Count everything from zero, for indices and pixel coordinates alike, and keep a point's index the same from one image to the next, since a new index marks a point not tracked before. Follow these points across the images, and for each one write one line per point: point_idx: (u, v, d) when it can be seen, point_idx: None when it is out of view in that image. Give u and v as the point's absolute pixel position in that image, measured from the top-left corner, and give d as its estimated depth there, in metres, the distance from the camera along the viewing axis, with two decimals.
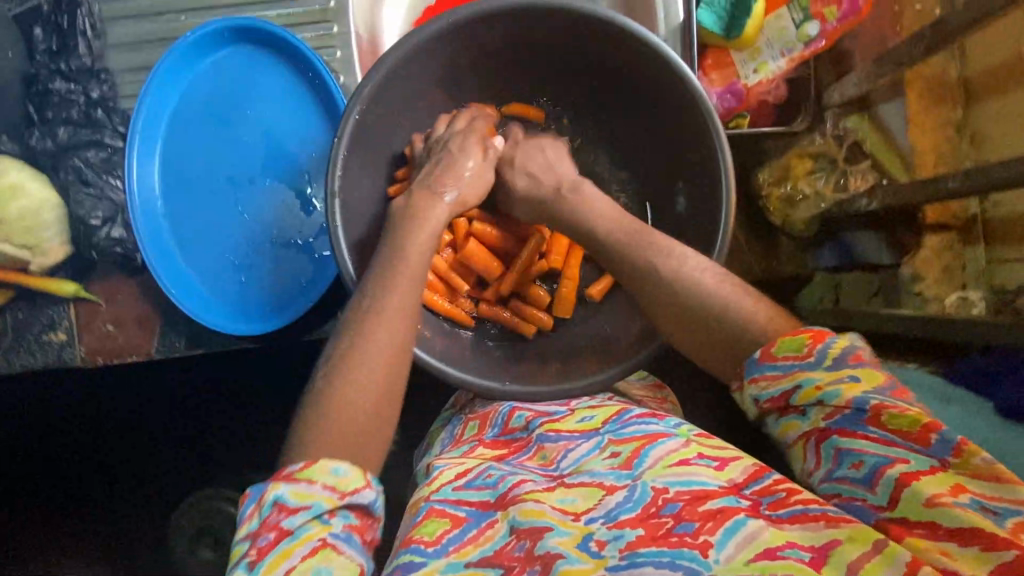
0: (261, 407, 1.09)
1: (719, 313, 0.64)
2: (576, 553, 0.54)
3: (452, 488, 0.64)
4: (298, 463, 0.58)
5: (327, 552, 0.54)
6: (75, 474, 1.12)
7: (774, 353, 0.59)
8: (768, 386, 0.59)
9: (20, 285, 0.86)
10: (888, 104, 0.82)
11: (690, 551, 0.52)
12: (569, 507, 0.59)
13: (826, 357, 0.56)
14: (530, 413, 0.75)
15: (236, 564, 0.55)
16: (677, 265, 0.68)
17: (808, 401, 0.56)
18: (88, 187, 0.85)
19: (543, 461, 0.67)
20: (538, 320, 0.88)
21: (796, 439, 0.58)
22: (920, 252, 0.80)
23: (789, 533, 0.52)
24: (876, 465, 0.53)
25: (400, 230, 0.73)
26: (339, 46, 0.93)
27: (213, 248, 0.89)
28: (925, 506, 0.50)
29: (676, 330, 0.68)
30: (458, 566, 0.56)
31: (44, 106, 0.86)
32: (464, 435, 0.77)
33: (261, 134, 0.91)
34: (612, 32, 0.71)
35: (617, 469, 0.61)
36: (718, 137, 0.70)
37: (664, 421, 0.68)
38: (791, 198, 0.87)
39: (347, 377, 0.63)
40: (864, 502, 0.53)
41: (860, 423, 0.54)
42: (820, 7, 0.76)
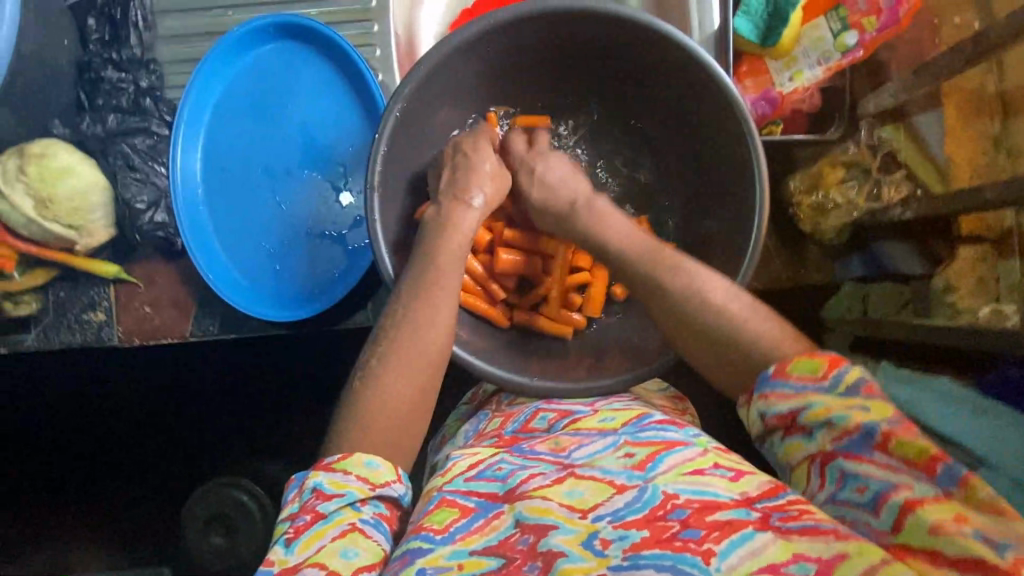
0: (281, 393, 1.11)
1: (737, 337, 0.65)
2: (580, 551, 0.55)
3: (463, 479, 0.65)
4: (335, 454, 0.62)
5: (357, 536, 0.58)
6: (98, 451, 1.15)
7: (788, 372, 0.59)
8: (776, 403, 0.58)
9: (64, 265, 0.89)
10: (924, 115, 0.83)
11: (693, 557, 0.53)
12: (577, 503, 0.59)
13: (839, 383, 0.56)
14: (554, 414, 0.74)
15: (275, 540, 0.58)
16: (694, 289, 0.68)
17: (816, 420, 0.56)
18: (135, 172, 0.88)
19: (555, 447, 0.68)
20: (571, 321, 0.88)
21: (801, 460, 0.59)
22: (954, 263, 0.81)
23: (797, 545, 0.53)
24: (880, 491, 0.53)
25: (434, 239, 0.74)
26: (378, 44, 0.95)
27: (249, 237, 0.92)
28: (927, 535, 0.50)
29: (688, 344, 0.69)
30: (462, 554, 0.57)
31: (95, 93, 0.89)
32: (487, 429, 0.75)
33: (299, 127, 0.93)
34: (650, 36, 0.72)
35: (629, 469, 0.61)
36: (753, 143, 0.71)
37: (684, 429, 0.67)
38: (822, 206, 0.86)
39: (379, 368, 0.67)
40: (868, 525, 0.54)
41: (867, 448, 0.54)
42: (858, 18, 0.77)
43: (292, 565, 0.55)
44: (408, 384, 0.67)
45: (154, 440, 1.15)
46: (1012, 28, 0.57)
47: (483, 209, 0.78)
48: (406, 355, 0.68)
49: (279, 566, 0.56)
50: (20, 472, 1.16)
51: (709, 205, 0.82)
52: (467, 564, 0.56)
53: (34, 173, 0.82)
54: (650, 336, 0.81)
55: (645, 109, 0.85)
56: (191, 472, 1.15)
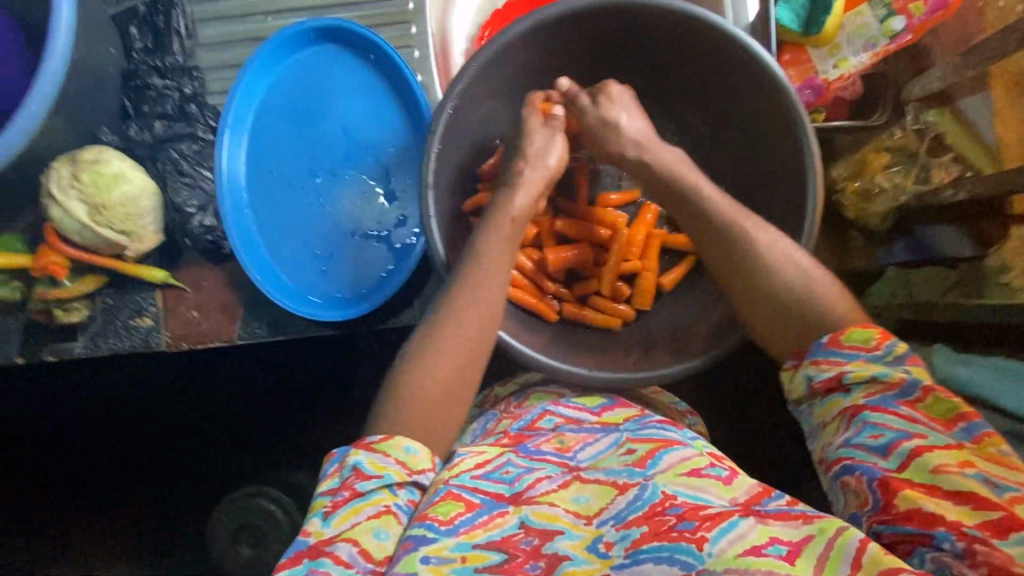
0: (315, 401, 1.10)
1: (800, 305, 0.64)
2: (584, 554, 0.56)
3: (470, 476, 0.62)
4: (376, 435, 0.63)
5: (390, 518, 0.58)
6: (134, 464, 1.14)
7: (842, 340, 0.59)
8: (826, 368, 0.59)
9: (113, 271, 0.90)
10: (971, 97, 0.81)
11: (688, 545, 0.53)
12: (583, 509, 0.60)
13: (890, 352, 0.57)
14: (561, 419, 0.73)
15: (311, 512, 0.59)
16: (760, 255, 0.67)
17: (859, 381, 0.57)
18: (184, 177, 0.89)
19: (560, 447, 0.68)
20: (621, 313, 0.89)
21: (834, 417, 0.59)
22: (1007, 242, 0.79)
23: (773, 529, 0.54)
24: (894, 438, 0.54)
25: (487, 224, 0.75)
26: (417, 46, 0.96)
27: (295, 239, 0.93)
28: (929, 474, 0.52)
29: (752, 315, 0.68)
30: (465, 547, 0.56)
31: (141, 100, 0.90)
32: (495, 428, 0.75)
33: (341, 129, 0.94)
34: (699, 27, 0.73)
35: (630, 466, 0.63)
36: (805, 129, 0.72)
37: (682, 432, 0.69)
38: (868, 191, 0.88)
39: (437, 356, 0.67)
40: (875, 465, 0.54)
41: (894, 402, 0.56)
42: (905, 3, 0.78)
43: (327, 537, 0.56)
44: (468, 375, 0.69)
45: (190, 452, 1.13)
46: None
47: (534, 184, 0.77)
48: (466, 351, 0.69)
49: (315, 538, 0.56)
50: (52, 489, 1.14)
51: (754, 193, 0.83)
52: (469, 558, 0.55)
53: (88, 180, 0.83)
54: (701, 326, 0.82)
55: (688, 101, 0.86)
56: (227, 482, 1.14)
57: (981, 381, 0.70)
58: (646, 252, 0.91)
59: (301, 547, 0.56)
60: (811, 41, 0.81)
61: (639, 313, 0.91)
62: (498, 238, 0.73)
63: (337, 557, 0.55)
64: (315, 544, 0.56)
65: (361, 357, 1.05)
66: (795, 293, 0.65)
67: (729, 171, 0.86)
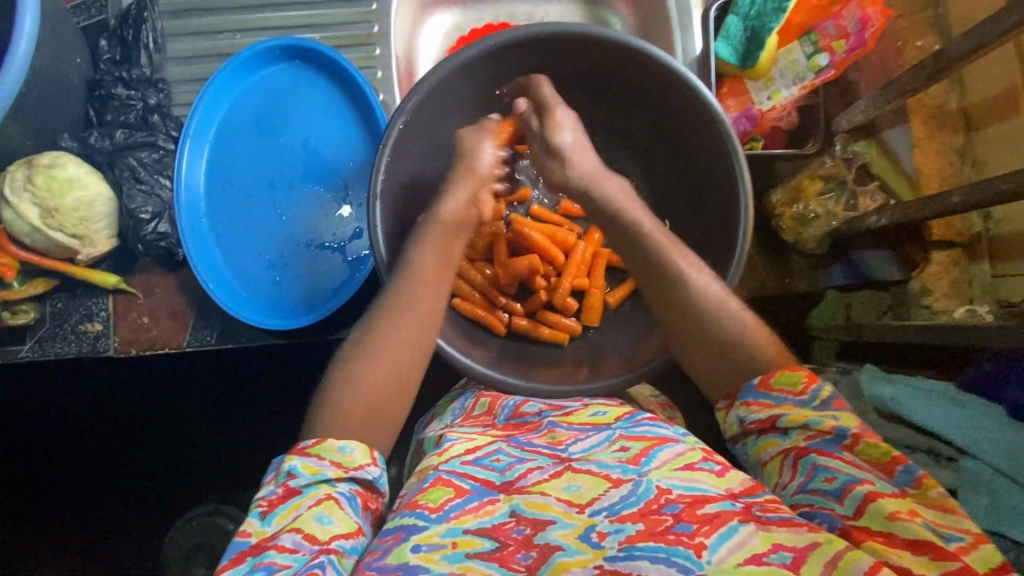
0: (263, 413, 1.08)
1: (724, 340, 0.66)
2: (576, 545, 0.53)
3: (460, 461, 0.63)
4: (310, 439, 0.62)
5: (331, 505, 0.57)
6: (71, 473, 1.11)
7: (771, 383, 0.62)
8: (757, 410, 0.61)
9: (65, 275, 0.91)
10: (893, 130, 0.91)
11: (685, 550, 0.51)
12: (575, 498, 0.57)
13: (816, 397, 0.60)
14: (546, 405, 0.75)
15: (250, 513, 0.58)
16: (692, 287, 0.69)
17: (793, 424, 0.59)
18: (141, 184, 0.91)
19: (552, 440, 0.67)
20: (568, 328, 0.91)
21: (775, 456, 0.60)
22: (929, 267, 0.87)
23: (776, 536, 0.51)
24: (847, 481, 0.54)
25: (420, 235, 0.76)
26: (380, 67, 0.99)
27: (251, 249, 0.94)
28: (885, 520, 0.51)
29: (673, 331, 0.71)
30: (456, 532, 0.55)
31: (105, 109, 0.92)
32: (474, 412, 0.77)
33: (303, 143, 0.96)
34: (641, 57, 0.77)
35: (624, 463, 0.60)
36: (737, 155, 0.75)
37: (674, 429, 0.67)
38: (803, 217, 0.92)
39: (370, 370, 0.66)
40: (833, 512, 0.54)
41: (837, 447, 0.57)
42: (830, 41, 0.84)
43: (269, 534, 0.56)
44: (404, 396, 0.67)
45: (132, 461, 1.10)
46: (968, 46, 0.63)
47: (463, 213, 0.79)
48: (393, 365, 0.68)
49: (255, 537, 0.56)
50: None
51: (697, 215, 0.85)
52: (461, 543, 0.54)
53: (42, 182, 0.84)
54: (643, 341, 0.83)
55: (636, 125, 0.89)
56: (177, 494, 1.11)
57: (907, 403, 0.72)
58: (592, 268, 0.94)
59: (242, 548, 0.55)
60: (748, 74, 0.86)
61: (587, 329, 0.93)
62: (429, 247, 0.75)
63: (281, 548, 0.54)
64: (257, 543, 0.55)
65: (311, 370, 1.04)
66: (725, 329, 0.67)
67: (674, 193, 0.89)
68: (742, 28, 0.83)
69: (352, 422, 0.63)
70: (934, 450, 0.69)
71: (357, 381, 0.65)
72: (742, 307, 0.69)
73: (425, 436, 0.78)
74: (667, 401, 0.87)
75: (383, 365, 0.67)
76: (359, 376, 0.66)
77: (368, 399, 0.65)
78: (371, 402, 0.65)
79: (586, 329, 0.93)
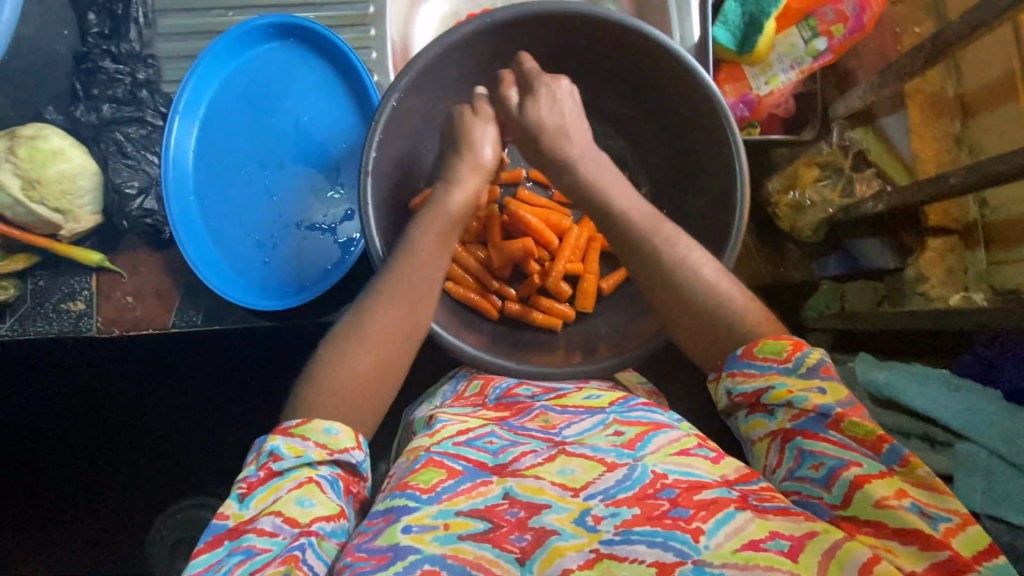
0: (248, 399, 1.06)
1: (719, 318, 0.64)
2: (571, 529, 0.52)
3: (452, 443, 0.62)
4: (294, 420, 0.60)
5: (313, 488, 0.55)
6: (47, 458, 1.08)
7: (755, 353, 0.60)
8: (742, 381, 0.60)
9: (47, 251, 0.89)
10: (891, 117, 0.91)
11: (682, 535, 0.50)
12: (569, 481, 0.56)
13: (801, 365, 0.58)
14: (539, 388, 0.74)
15: (229, 494, 0.56)
16: (687, 266, 0.67)
17: (778, 401, 0.57)
18: (127, 159, 0.89)
19: (545, 424, 0.65)
20: (561, 313, 0.89)
21: (763, 437, 0.59)
22: (924, 253, 0.88)
23: (773, 524, 0.50)
24: (834, 467, 0.53)
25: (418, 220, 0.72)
26: (375, 48, 0.97)
27: (238, 229, 0.92)
28: (873, 508, 0.51)
29: (653, 300, 0.70)
30: (448, 514, 0.54)
31: (91, 83, 0.90)
32: (466, 393, 0.75)
33: (294, 123, 0.94)
34: (639, 38, 0.76)
35: (619, 447, 0.59)
36: (733, 137, 0.75)
37: (668, 414, 0.66)
38: (799, 205, 0.92)
39: (356, 340, 0.64)
40: (820, 500, 0.53)
41: (822, 427, 0.55)
42: (827, 26, 0.84)
43: (247, 518, 0.53)
44: (391, 373, 0.66)
45: (111, 447, 1.08)
46: (966, 25, 0.62)
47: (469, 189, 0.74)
48: (384, 338, 0.65)
49: (233, 520, 0.54)
50: None
51: (692, 199, 0.84)
52: (452, 525, 0.53)
53: (24, 154, 0.83)
54: (637, 326, 0.82)
55: (633, 109, 0.89)
56: (163, 483, 1.09)
57: (903, 388, 0.71)
58: (586, 254, 0.93)
59: (219, 530, 0.53)
60: (745, 59, 0.85)
61: (582, 315, 0.92)
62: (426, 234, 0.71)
63: (260, 531, 0.52)
64: (235, 526, 0.53)
65: (299, 354, 1.02)
66: (717, 313, 0.65)
67: (669, 179, 0.89)
68: (741, 12, 0.84)
69: (339, 399, 0.62)
70: (929, 434, 0.69)
71: (342, 359, 0.63)
72: (737, 285, 0.67)
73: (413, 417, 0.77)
74: (652, 388, 0.84)
75: (370, 344, 0.64)
76: (347, 351, 0.64)
77: (353, 374, 0.63)
78: (357, 379, 0.62)
79: (579, 315, 0.92)
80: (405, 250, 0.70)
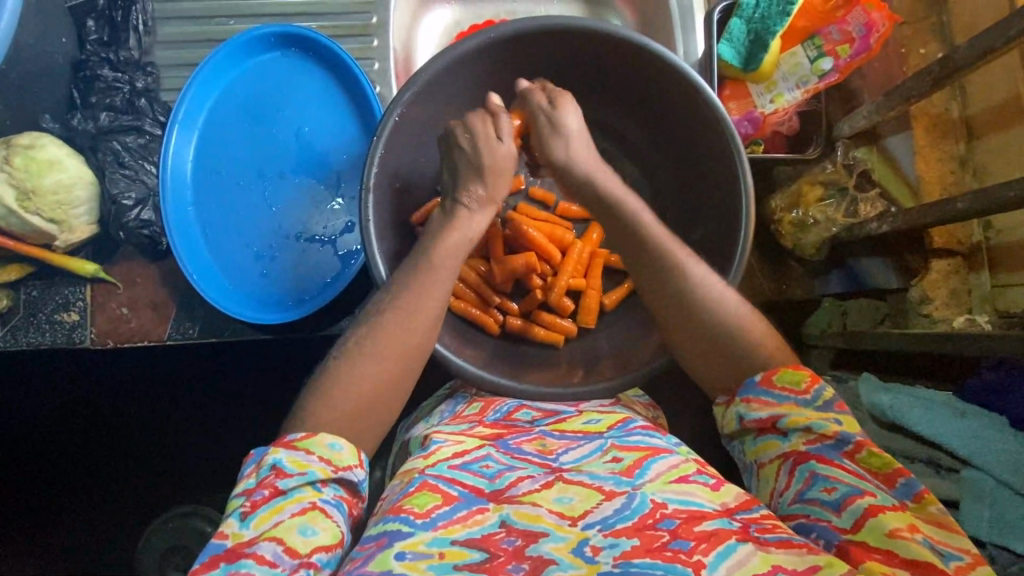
0: (242, 409, 1.04)
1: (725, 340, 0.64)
2: (570, 560, 0.51)
3: (448, 465, 0.61)
4: (297, 433, 0.58)
5: (316, 515, 0.54)
6: (35, 470, 1.06)
7: (774, 380, 0.60)
8: (757, 407, 0.60)
9: (41, 261, 0.87)
10: (895, 137, 0.92)
11: (683, 568, 0.49)
12: (567, 510, 0.55)
13: (818, 398, 0.59)
14: (538, 413, 0.74)
15: (229, 511, 0.55)
16: (693, 289, 0.66)
17: (794, 427, 0.57)
18: (124, 169, 0.88)
19: (542, 449, 0.65)
20: (564, 329, 0.89)
21: (773, 459, 0.58)
22: (929, 275, 0.88)
23: (776, 557, 0.50)
24: (847, 493, 0.53)
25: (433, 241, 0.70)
26: (377, 58, 0.96)
27: (237, 239, 0.91)
28: (885, 537, 0.50)
29: (657, 316, 0.69)
30: (443, 542, 0.52)
31: (90, 91, 0.89)
32: (465, 413, 0.74)
33: (295, 133, 0.93)
34: (645, 56, 0.76)
35: (618, 474, 0.58)
36: (739, 154, 0.74)
37: (667, 437, 0.66)
38: (802, 223, 0.92)
39: (357, 361, 0.63)
40: (830, 525, 0.52)
41: (838, 454, 0.55)
42: (833, 45, 0.84)
43: (247, 539, 0.52)
44: (393, 394, 0.64)
45: (101, 458, 1.06)
46: (976, 50, 0.62)
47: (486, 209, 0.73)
48: (386, 357, 0.64)
49: (231, 541, 0.52)
50: None
51: (696, 215, 0.84)
52: (448, 555, 0.51)
53: (20, 164, 0.82)
54: (641, 343, 0.81)
55: (638, 125, 0.88)
56: (152, 494, 1.07)
57: (910, 411, 0.72)
58: (589, 270, 0.93)
59: (218, 550, 0.52)
60: (750, 76, 0.86)
61: (584, 331, 0.91)
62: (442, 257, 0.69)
63: (259, 558, 0.51)
64: (233, 547, 0.52)
65: (295, 366, 1.01)
66: (724, 335, 0.64)
67: (673, 195, 0.88)
68: (746, 30, 0.83)
69: (342, 423, 0.60)
70: (934, 458, 0.69)
71: (344, 381, 0.62)
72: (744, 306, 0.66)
73: (411, 435, 0.75)
74: (650, 402, 0.84)
75: (371, 364, 0.63)
76: (349, 371, 0.62)
77: (355, 394, 0.61)
78: (357, 399, 0.61)
79: (582, 330, 0.91)
80: (406, 266, 0.69)
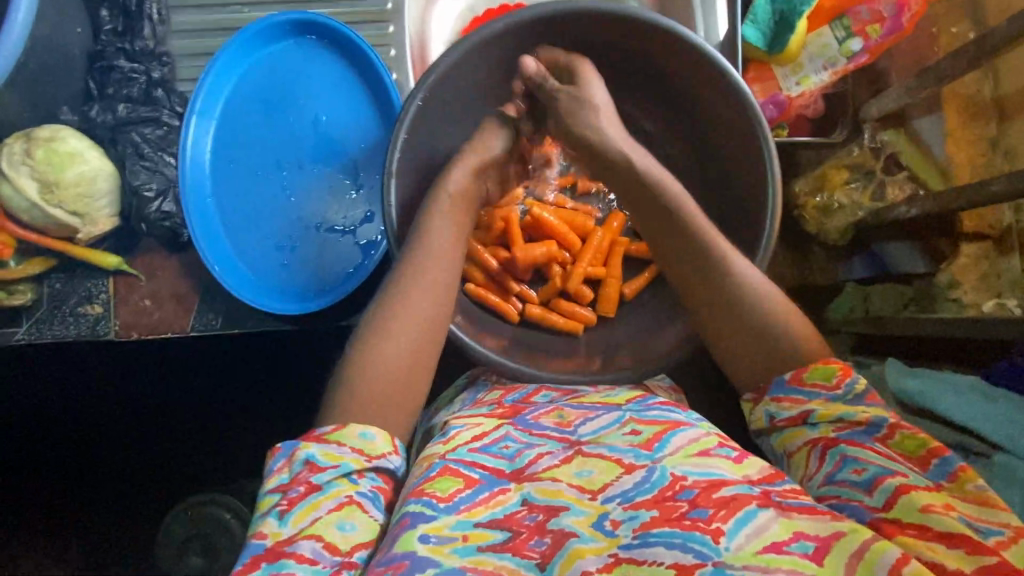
0: (266, 399, 1.06)
1: (760, 329, 0.64)
2: (590, 532, 0.52)
3: (467, 449, 0.60)
4: (328, 425, 0.59)
5: (353, 509, 0.55)
6: (68, 461, 1.08)
7: (804, 378, 0.59)
8: (787, 406, 0.59)
9: (64, 254, 0.88)
10: (924, 118, 0.91)
11: (701, 536, 0.49)
12: (586, 483, 0.56)
13: (850, 390, 0.58)
14: (557, 393, 0.73)
15: (264, 513, 0.55)
16: (728, 276, 0.67)
17: (825, 420, 0.57)
18: (144, 160, 0.88)
19: (560, 421, 0.65)
20: (583, 317, 0.89)
21: (801, 447, 0.58)
22: (957, 259, 0.89)
23: (797, 523, 0.49)
24: (878, 473, 0.52)
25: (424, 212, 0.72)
26: (393, 45, 0.96)
27: (259, 230, 0.91)
28: (918, 513, 0.49)
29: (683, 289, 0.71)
30: (467, 525, 0.53)
31: (107, 82, 0.88)
32: (486, 398, 0.74)
33: (312, 121, 0.92)
34: (671, 39, 0.75)
35: (637, 448, 0.58)
36: (765, 141, 0.73)
37: (686, 413, 0.65)
38: (826, 207, 0.93)
39: (382, 348, 0.63)
40: (861, 504, 0.52)
41: (868, 439, 0.55)
42: (863, 25, 0.83)
43: (284, 538, 0.52)
44: (420, 382, 0.65)
45: (130, 448, 1.08)
46: (1015, 28, 0.61)
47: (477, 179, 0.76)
48: (409, 346, 0.64)
49: (271, 539, 0.53)
50: None
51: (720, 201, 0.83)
52: (471, 537, 0.52)
53: (41, 156, 0.81)
54: (664, 331, 0.81)
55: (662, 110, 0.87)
56: (180, 482, 1.09)
57: (936, 394, 0.73)
58: (608, 260, 0.92)
59: (258, 550, 0.52)
60: (774, 59, 0.84)
61: (603, 320, 0.91)
62: (439, 237, 0.70)
63: (299, 557, 0.51)
64: (272, 546, 0.52)
65: (316, 357, 1.01)
66: (760, 323, 0.64)
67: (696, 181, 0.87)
68: (770, 10, 0.82)
69: (374, 409, 0.61)
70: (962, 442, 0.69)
71: (378, 369, 0.63)
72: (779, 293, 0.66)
73: (434, 423, 0.75)
74: (674, 385, 0.83)
75: (399, 353, 0.64)
76: (376, 358, 0.63)
77: (389, 380, 0.62)
78: (390, 385, 0.62)
79: (601, 319, 0.91)
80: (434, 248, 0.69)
